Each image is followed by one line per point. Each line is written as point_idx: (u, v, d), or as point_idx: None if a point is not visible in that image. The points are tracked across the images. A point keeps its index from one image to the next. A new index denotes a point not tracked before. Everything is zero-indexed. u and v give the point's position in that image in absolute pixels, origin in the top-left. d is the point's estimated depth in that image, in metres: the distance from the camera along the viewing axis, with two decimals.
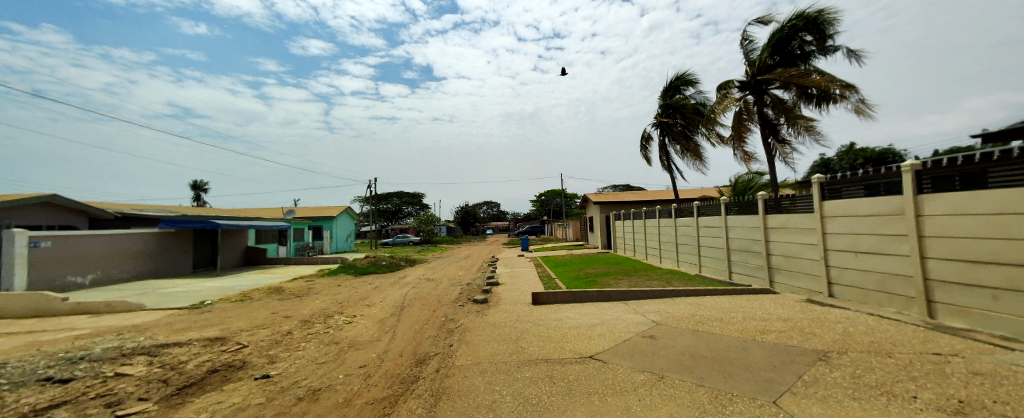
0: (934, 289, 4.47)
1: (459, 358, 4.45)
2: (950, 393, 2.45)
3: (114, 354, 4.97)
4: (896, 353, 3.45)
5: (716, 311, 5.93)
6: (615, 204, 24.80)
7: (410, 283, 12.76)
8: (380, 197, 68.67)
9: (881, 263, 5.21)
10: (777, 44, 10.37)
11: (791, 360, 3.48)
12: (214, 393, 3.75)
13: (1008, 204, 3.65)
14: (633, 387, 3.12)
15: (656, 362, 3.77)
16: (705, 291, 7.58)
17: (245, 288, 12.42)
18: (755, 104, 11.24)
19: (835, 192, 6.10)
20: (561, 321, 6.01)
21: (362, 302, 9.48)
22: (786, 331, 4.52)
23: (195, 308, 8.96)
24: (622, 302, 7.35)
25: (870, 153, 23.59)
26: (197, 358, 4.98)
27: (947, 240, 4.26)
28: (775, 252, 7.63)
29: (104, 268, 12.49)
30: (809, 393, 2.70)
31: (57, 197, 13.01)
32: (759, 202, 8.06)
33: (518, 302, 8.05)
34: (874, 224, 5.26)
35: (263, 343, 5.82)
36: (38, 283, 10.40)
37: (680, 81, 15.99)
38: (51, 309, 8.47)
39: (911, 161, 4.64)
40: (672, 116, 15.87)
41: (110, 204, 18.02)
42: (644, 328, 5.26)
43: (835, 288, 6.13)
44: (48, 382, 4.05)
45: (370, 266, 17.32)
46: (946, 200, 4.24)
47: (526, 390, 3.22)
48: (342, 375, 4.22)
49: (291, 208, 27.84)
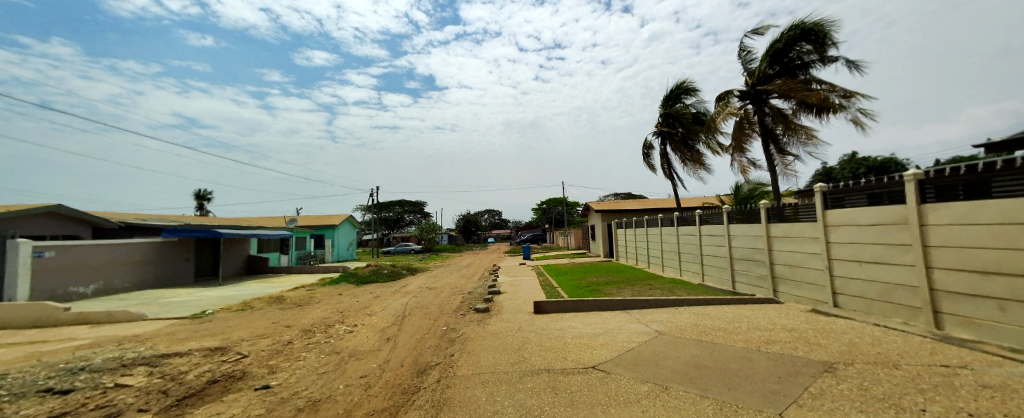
0: (939, 300, 4.44)
1: (461, 368, 4.42)
2: (960, 407, 2.41)
3: (114, 364, 4.95)
4: (902, 364, 3.40)
5: (719, 321, 5.88)
6: (616, 213, 24.79)
7: (411, 292, 12.71)
8: (382, 205, 68.84)
9: (885, 273, 5.18)
10: (776, 55, 10.45)
11: (796, 371, 3.44)
12: (213, 404, 3.73)
13: (1013, 214, 3.64)
14: (636, 398, 3.09)
15: (659, 372, 3.73)
16: (708, 300, 7.53)
17: (246, 297, 12.40)
18: (755, 114, 11.29)
19: (838, 201, 6.09)
20: (563, 331, 5.96)
21: (363, 311, 9.44)
22: (791, 341, 4.48)
23: (195, 317, 8.93)
24: (624, 312, 7.30)
25: (872, 162, 23.64)
26: (197, 368, 4.95)
27: (952, 250, 4.23)
28: (779, 261, 7.58)
29: (106, 277, 12.51)
30: (815, 405, 2.66)
31: (62, 207, 13.09)
32: (762, 211, 8.04)
33: (519, 311, 8.01)
34: (878, 234, 5.24)
35: (264, 353, 5.80)
36: (40, 293, 10.40)
37: (680, 89, 16.08)
38: (52, 318, 8.46)
39: (913, 170, 4.65)
40: (673, 125, 15.94)
41: (113, 213, 18.11)
42: (647, 338, 5.21)
43: (838, 298, 6.09)
44: (47, 393, 4.03)
45: (371, 275, 17.29)
46: (950, 210, 4.22)
47: (528, 401, 3.19)
48: (342, 386, 4.19)
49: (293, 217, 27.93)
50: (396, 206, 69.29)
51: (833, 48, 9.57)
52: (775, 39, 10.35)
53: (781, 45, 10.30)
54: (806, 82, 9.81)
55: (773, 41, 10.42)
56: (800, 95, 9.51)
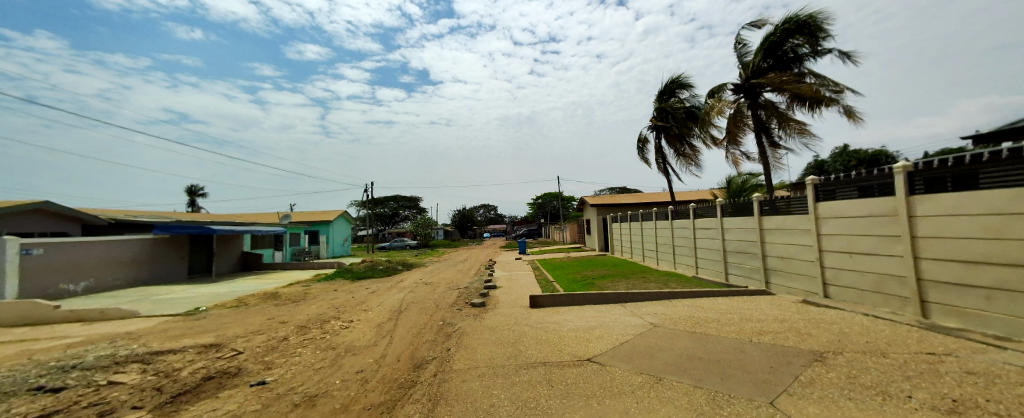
0: (927, 290, 4.52)
1: (458, 362, 4.45)
2: (945, 393, 2.47)
3: (107, 362, 4.91)
4: (890, 353, 3.47)
5: (713, 313, 5.95)
6: (612, 207, 24.90)
7: (408, 288, 12.70)
8: (376, 200, 68.36)
9: (875, 264, 5.27)
10: (769, 48, 10.50)
11: (787, 361, 3.50)
12: (209, 400, 3.71)
13: (1001, 205, 3.69)
14: (631, 390, 3.13)
15: (653, 364, 3.78)
16: (702, 292, 7.60)
17: (240, 294, 12.28)
18: (748, 107, 11.33)
19: (829, 193, 6.17)
20: (559, 325, 6.00)
21: (359, 307, 9.42)
22: (782, 332, 4.55)
23: (189, 314, 8.86)
24: (620, 305, 7.36)
25: (863, 155, 23.96)
26: (191, 365, 4.92)
27: (940, 241, 4.31)
28: (771, 254, 7.68)
29: (97, 275, 12.36)
30: (805, 393, 2.71)
31: (49, 204, 12.86)
32: (756, 204, 8.11)
33: (516, 305, 8.04)
34: (869, 226, 5.32)
35: (259, 349, 5.78)
36: (29, 291, 10.24)
37: (674, 84, 16.09)
38: (42, 317, 8.35)
39: (903, 163, 4.71)
40: (667, 120, 15.97)
41: (102, 211, 17.80)
42: (642, 330, 5.25)
43: (830, 289, 6.17)
44: (39, 391, 3.99)
45: (367, 271, 17.25)
46: (939, 201, 4.29)
47: (524, 394, 3.22)
48: (339, 381, 4.19)
49: (287, 214, 27.69)
50: (390, 201, 68.93)
51: (826, 41, 9.58)
52: (770, 32, 10.38)
53: (775, 38, 10.32)
54: (799, 75, 9.86)
55: (767, 35, 10.45)
56: (793, 87, 9.57)
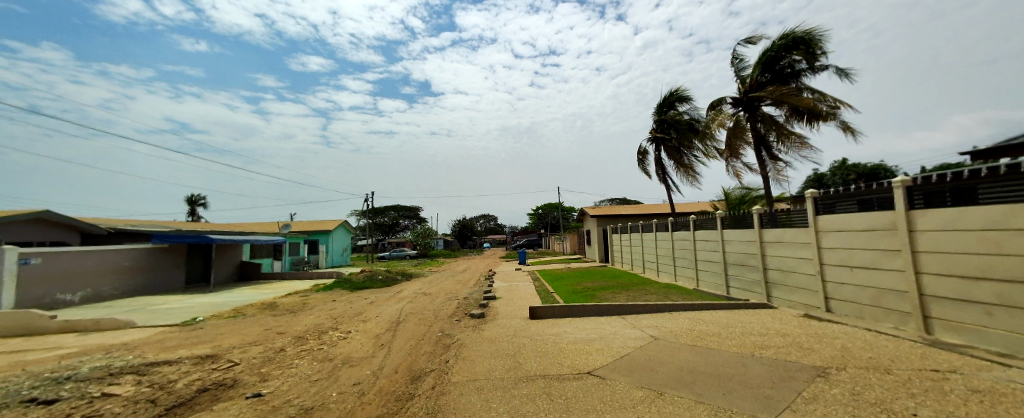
0: (929, 305, 4.49)
1: (456, 374, 4.41)
2: (950, 411, 2.44)
3: (102, 373, 4.85)
4: (894, 369, 3.43)
5: (714, 326, 5.92)
6: (612, 217, 24.91)
7: (406, 298, 12.61)
8: (376, 210, 68.36)
9: (876, 278, 5.24)
10: (767, 64, 10.70)
11: (789, 376, 3.47)
12: (204, 413, 3.67)
13: (1000, 220, 3.70)
14: (632, 404, 3.09)
15: (654, 378, 3.75)
16: (703, 305, 7.56)
17: (237, 304, 12.18)
18: (748, 120, 11.43)
19: (829, 206, 6.19)
20: (559, 336, 5.96)
21: (357, 318, 9.34)
22: (784, 346, 4.51)
23: (185, 324, 8.80)
24: (620, 317, 7.31)
25: (862, 169, 24.15)
26: (186, 376, 4.87)
27: (940, 255, 4.31)
28: (772, 267, 7.64)
29: (95, 284, 12.30)
30: (809, 410, 2.68)
31: (50, 213, 12.87)
32: (756, 216, 8.12)
33: (515, 317, 7.98)
34: (869, 239, 5.32)
35: (255, 360, 5.71)
36: (26, 301, 10.16)
37: (674, 97, 16.29)
38: (38, 327, 8.30)
39: (901, 177, 4.74)
40: (668, 131, 16.11)
41: (102, 220, 17.80)
42: (642, 343, 5.21)
43: (831, 303, 6.13)
44: (31, 403, 3.93)
45: (366, 281, 17.16)
46: (938, 215, 4.30)
47: (524, 407, 3.18)
48: (336, 393, 4.15)
49: (287, 224, 27.71)
50: (391, 211, 68.84)
51: (823, 57, 9.75)
52: (767, 47, 10.54)
53: (772, 53, 10.49)
54: (798, 90, 9.99)
55: (765, 50, 10.62)
56: (792, 101, 9.68)
